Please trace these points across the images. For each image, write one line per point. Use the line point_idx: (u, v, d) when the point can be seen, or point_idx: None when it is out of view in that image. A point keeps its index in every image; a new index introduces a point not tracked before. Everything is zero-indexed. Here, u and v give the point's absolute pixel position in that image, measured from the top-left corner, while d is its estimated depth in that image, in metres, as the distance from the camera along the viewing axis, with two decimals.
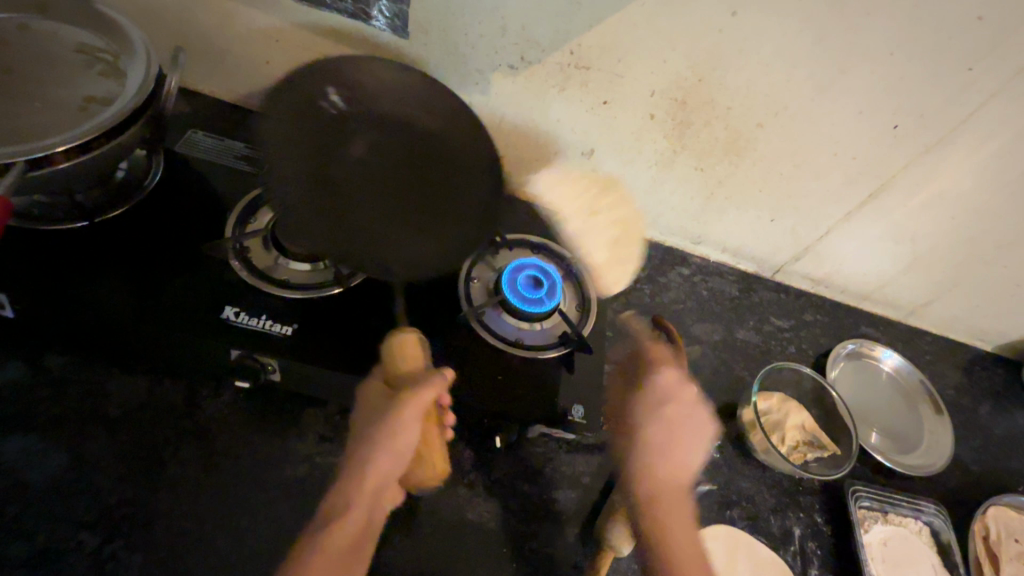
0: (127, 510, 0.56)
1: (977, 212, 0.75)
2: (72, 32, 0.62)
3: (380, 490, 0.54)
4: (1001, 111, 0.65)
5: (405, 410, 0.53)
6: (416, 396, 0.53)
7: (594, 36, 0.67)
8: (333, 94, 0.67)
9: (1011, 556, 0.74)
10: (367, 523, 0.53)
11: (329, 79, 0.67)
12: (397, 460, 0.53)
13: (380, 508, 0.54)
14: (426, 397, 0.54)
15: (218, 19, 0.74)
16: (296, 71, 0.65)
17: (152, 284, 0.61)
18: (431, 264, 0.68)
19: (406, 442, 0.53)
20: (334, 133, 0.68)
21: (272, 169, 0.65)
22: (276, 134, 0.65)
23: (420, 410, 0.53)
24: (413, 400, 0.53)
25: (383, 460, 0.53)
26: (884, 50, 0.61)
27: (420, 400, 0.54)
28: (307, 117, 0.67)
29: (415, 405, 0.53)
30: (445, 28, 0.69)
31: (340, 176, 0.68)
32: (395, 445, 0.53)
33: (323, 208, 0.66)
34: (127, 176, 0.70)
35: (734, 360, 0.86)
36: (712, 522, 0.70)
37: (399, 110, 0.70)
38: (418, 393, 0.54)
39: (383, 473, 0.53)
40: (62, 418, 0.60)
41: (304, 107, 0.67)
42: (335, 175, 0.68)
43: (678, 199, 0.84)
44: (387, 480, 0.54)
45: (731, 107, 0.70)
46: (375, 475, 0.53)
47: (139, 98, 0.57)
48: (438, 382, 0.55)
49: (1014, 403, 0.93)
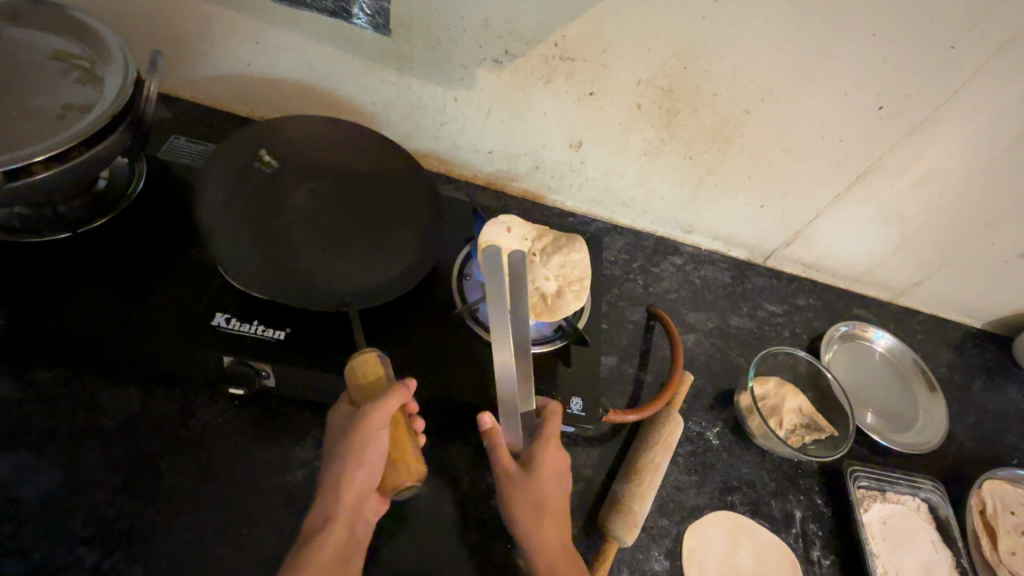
0: (125, 522, 0.55)
1: (964, 191, 0.76)
2: (45, 39, 0.61)
3: (358, 504, 0.53)
4: (984, 89, 0.65)
5: (370, 422, 0.52)
6: (380, 407, 0.52)
7: (577, 27, 0.66)
8: (265, 157, 0.69)
9: (1008, 528, 0.75)
10: (350, 538, 0.53)
11: (255, 148, 0.69)
12: (371, 472, 0.53)
13: (363, 521, 0.54)
14: (387, 408, 0.52)
15: (196, 22, 0.73)
16: (225, 146, 0.68)
17: (140, 293, 0.61)
18: (401, 281, 0.64)
19: (377, 453, 0.52)
20: (270, 187, 0.67)
21: (207, 226, 0.62)
22: (214, 194, 0.65)
23: (385, 421, 0.52)
24: (376, 414, 0.52)
25: (356, 475, 0.52)
26: (868, 31, 0.61)
27: (385, 411, 0.52)
28: (245, 178, 0.67)
29: (378, 417, 0.52)
30: (427, 25, 0.69)
31: (283, 223, 0.65)
32: (365, 458, 0.52)
33: (275, 250, 0.62)
34: (108, 186, 0.69)
35: (729, 347, 0.87)
36: (714, 508, 0.71)
37: (329, 167, 0.71)
38: (381, 403, 0.52)
39: (360, 486, 0.53)
40: (53, 433, 0.59)
41: (236, 173, 0.67)
42: (277, 222, 0.65)
43: (667, 188, 0.84)
44: (365, 494, 0.54)
45: (718, 94, 0.70)
46: (352, 490, 0.52)
47: (118, 103, 0.55)
48: (401, 389, 0.54)
49: (1006, 377, 0.95)
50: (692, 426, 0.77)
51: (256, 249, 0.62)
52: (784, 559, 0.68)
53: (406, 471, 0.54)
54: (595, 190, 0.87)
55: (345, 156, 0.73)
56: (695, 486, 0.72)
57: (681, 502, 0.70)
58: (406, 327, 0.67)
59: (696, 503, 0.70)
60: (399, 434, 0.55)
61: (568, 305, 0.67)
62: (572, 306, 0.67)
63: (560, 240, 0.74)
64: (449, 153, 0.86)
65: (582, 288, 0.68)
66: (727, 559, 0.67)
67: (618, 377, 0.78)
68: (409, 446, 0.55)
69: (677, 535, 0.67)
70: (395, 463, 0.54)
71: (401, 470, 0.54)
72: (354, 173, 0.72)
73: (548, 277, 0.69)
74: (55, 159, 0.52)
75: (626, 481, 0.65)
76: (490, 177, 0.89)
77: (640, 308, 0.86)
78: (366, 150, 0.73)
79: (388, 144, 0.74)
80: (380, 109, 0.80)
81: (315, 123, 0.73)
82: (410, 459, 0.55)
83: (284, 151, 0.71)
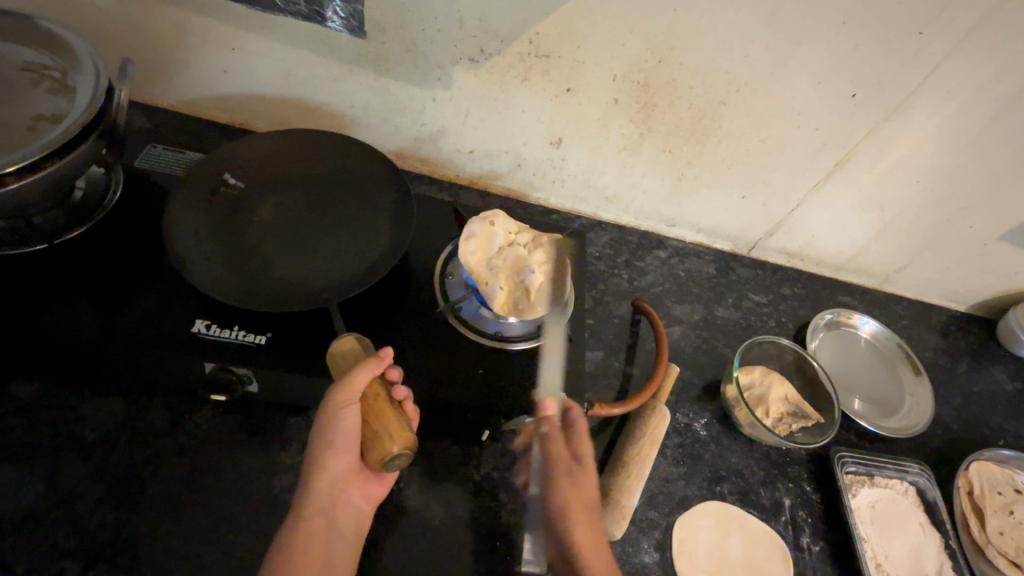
0: (110, 533, 0.55)
1: (940, 176, 0.76)
2: (17, 51, 0.61)
3: (336, 487, 0.54)
4: (954, 74, 0.65)
5: (335, 399, 0.51)
6: (344, 382, 0.51)
7: (551, 23, 0.66)
8: (228, 177, 0.68)
9: (996, 508, 0.75)
10: (335, 524, 0.54)
11: (222, 166, 0.69)
12: (343, 453, 0.53)
13: (346, 504, 0.55)
14: (353, 383, 0.51)
15: (169, 30, 0.72)
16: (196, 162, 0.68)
17: (120, 302, 0.60)
18: (376, 275, 0.63)
19: (347, 433, 0.52)
20: (239, 205, 0.67)
21: (177, 237, 0.61)
22: (185, 205, 0.65)
23: (353, 396, 0.51)
24: (341, 391, 0.51)
25: (327, 457, 0.53)
26: (837, 19, 0.62)
27: (349, 386, 0.51)
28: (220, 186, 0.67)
29: (344, 394, 0.51)
30: (402, 26, 0.69)
31: (254, 239, 0.64)
32: (335, 439, 0.52)
33: (248, 265, 0.62)
34: (85, 196, 0.68)
35: (716, 338, 0.87)
36: (703, 498, 0.71)
37: (298, 180, 0.71)
38: (344, 379, 0.52)
39: (334, 469, 0.54)
40: (35, 446, 0.58)
41: (204, 195, 0.66)
42: (249, 238, 0.64)
43: (649, 182, 0.85)
44: (343, 475, 0.55)
45: (694, 86, 0.70)
46: (325, 473, 0.54)
47: (89, 112, 0.55)
48: (371, 364, 0.53)
49: (991, 359, 0.95)
50: (680, 418, 0.77)
51: (229, 268, 0.61)
52: (773, 547, 0.68)
53: (391, 436, 0.50)
54: (577, 186, 0.88)
55: (323, 162, 0.73)
56: (684, 477, 0.72)
57: (670, 494, 0.70)
58: (388, 328, 0.67)
59: (685, 494, 0.71)
60: (377, 402, 0.52)
61: (552, 302, 0.68)
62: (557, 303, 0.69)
63: (541, 235, 0.74)
64: (430, 153, 0.86)
65: (564, 289, 0.71)
66: (717, 549, 0.67)
67: (605, 371, 0.78)
68: (391, 413, 0.52)
69: (667, 527, 0.68)
70: (377, 432, 0.50)
71: (386, 436, 0.50)
72: (332, 178, 0.72)
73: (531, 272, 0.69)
74: (26, 169, 0.52)
75: (612, 475, 0.66)
76: (472, 176, 0.89)
77: (626, 302, 0.86)
78: (343, 152, 0.74)
79: (363, 149, 0.74)
80: (359, 112, 0.80)
81: (294, 133, 0.74)
82: (393, 425, 0.51)
83: (260, 163, 0.71)
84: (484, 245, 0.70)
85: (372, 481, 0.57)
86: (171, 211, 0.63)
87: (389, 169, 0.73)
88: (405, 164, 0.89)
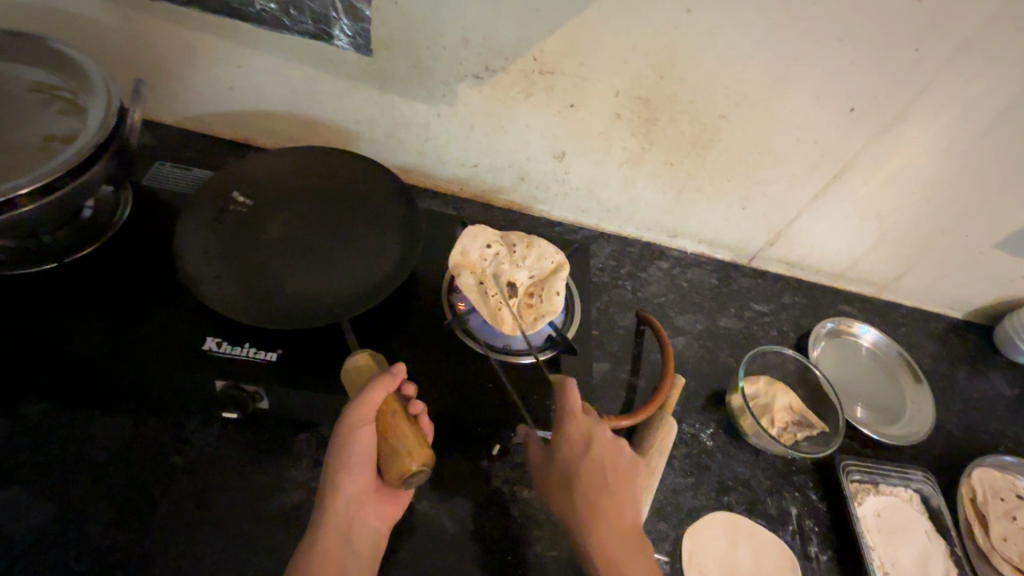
0: (121, 554, 0.55)
1: (933, 187, 0.78)
2: (27, 72, 0.61)
3: (352, 509, 0.54)
4: (948, 89, 0.67)
5: (351, 419, 0.52)
6: (360, 401, 0.52)
7: (554, 42, 0.67)
8: (238, 196, 0.69)
9: (998, 514, 0.76)
10: (349, 543, 0.54)
11: (231, 186, 0.70)
12: (360, 473, 0.54)
13: (362, 525, 0.55)
14: (369, 401, 0.52)
15: (176, 49, 0.73)
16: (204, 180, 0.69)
17: (130, 321, 0.61)
18: (384, 290, 0.64)
19: (362, 453, 0.53)
20: (249, 223, 0.67)
21: (184, 256, 0.62)
22: (196, 225, 0.65)
23: (369, 414, 0.52)
24: (357, 410, 0.52)
25: (343, 478, 0.53)
26: (834, 36, 0.63)
27: (365, 405, 0.52)
28: (224, 209, 0.67)
29: (359, 414, 0.52)
30: (407, 44, 0.69)
31: (264, 257, 0.64)
32: (351, 459, 0.53)
33: (258, 283, 0.62)
34: (95, 214, 0.68)
35: (718, 348, 0.88)
36: (710, 509, 0.71)
37: (305, 198, 0.72)
38: (360, 397, 0.52)
39: (351, 488, 0.54)
40: (43, 467, 0.58)
41: (212, 216, 0.66)
42: (257, 256, 0.64)
43: (651, 194, 0.86)
44: (359, 495, 0.55)
45: (694, 101, 0.72)
46: (341, 494, 0.54)
47: (101, 133, 0.56)
48: (387, 380, 0.53)
49: (989, 365, 0.97)
50: (686, 428, 0.77)
51: (239, 286, 0.61)
52: (783, 557, 0.69)
53: (410, 453, 0.50)
54: (580, 199, 0.89)
55: (331, 179, 0.74)
56: (692, 488, 0.72)
57: (678, 505, 0.70)
58: (396, 341, 0.67)
59: (693, 505, 0.71)
60: (394, 419, 0.52)
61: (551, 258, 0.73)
62: (564, 261, 0.72)
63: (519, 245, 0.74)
64: (435, 168, 0.87)
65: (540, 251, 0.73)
66: (726, 560, 0.67)
67: (611, 383, 0.79)
68: (409, 429, 0.52)
69: (676, 538, 0.68)
70: (396, 448, 0.50)
71: (405, 453, 0.50)
72: (340, 194, 0.73)
73: (524, 266, 0.72)
74: (40, 191, 0.52)
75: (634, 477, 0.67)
76: (476, 190, 0.90)
77: (629, 313, 0.87)
78: (350, 168, 0.75)
79: (370, 165, 0.75)
80: (365, 128, 0.81)
81: (301, 151, 0.75)
82: (411, 441, 0.51)
83: (266, 181, 0.72)
84: (469, 262, 0.70)
85: (387, 501, 0.57)
86: (181, 233, 0.63)
87: (395, 184, 0.74)
88: (409, 179, 0.90)
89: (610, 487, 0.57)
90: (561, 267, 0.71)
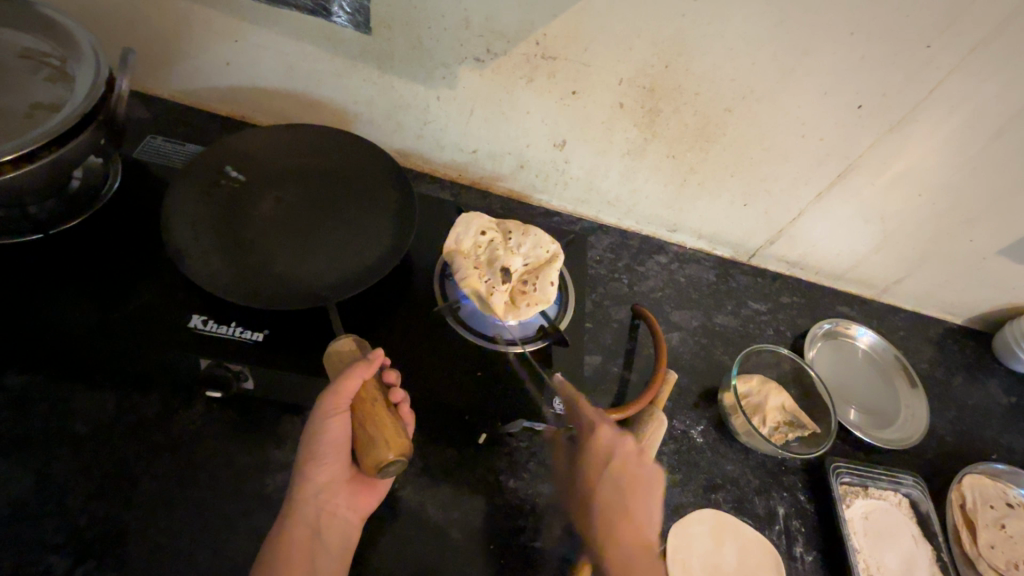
0: (100, 529, 0.54)
1: (940, 190, 0.76)
2: (15, 37, 0.60)
3: (322, 498, 0.54)
4: (960, 88, 0.65)
5: (325, 406, 0.51)
6: (335, 387, 0.51)
7: (558, 25, 0.65)
8: (230, 171, 0.68)
9: (986, 521, 0.76)
10: (319, 531, 0.54)
11: (222, 161, 0.68)
12: (332, 460, 0.54)
13: (332, 515, 0.55)
14: (344, 387, 0.51)
15: (172, 21, 0.72)
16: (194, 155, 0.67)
17: (116, 295, 0.60)
18: (376, 274, 0.63)
19: (338, 439, 0.53)
20: (240, 199, 0.66)
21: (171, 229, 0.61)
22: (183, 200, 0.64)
23: (344, 401, 0.51)
24: (331, 397, 0.51)
25: (315, 465, 0.54)
26: (845, 30, 0.61)
27: (340, 392, 0.51)
28: (215, 184, 0.66)
29: (335, 401, 0.51)
30: (407, 22, 0.68)
31: (254, 234, 0.63)
32: (327, 445, 0.53)
33: (246, 261, 0.61)
34: (82, 186, 0.67)
35: (713, 345, 0.87)
36: (697, 506, 0.71)
37: (300, 177, 0.70)
38: (335, 384, 0.51)
39: (324, 475, 0.54)
40: (23, 439, 0.57)
41: (203, 189, 0.65)
42: (247, 233, 0.63)
43: (652, 187, 0.85)
44: (330, 484, 0.55)
45: (699, 93, 0.70)
46: (312, 484, 0.54)
47: (86, 102, 0.54)
48: (366, 365, 0.53)
49: (985, 373, 0.96)
50: (677, 424, 0.77)
51: (227, 262, 0.60)
52: (768, 557, 0.68)
53: (386, 442, 0.49)
54: (580, 189, 0.87)
55: (326, 159, 0.72)
56: (680, 485, 0.72)
57: (665, 500, 0.70)
58: (386, 324, 0.66)
59: (680, 501, 0.71)
60: (371, 406, 0.51)
61: (547, 244, 0.70)
62: (558, 252, 0.70)
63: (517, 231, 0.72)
64: (433, 153, 0.85)
65: (538, 239, 0.70)
66: (712, 557, 0.67)
67: (603, 376, 0.78)
68: (387, 418, 0.51)
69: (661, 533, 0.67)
70: (373, 437, 0.50)
71: (381, 442, 0.49)
72: (335, 174, 0.71)
73: (519, 253, 0.70)
74: (24, 158, 0.51)
75: None
76: (475, 176, 0.89)
77: (625, 306, 0.86)
78: (346, 149, 0.73)
79: (366, 146, 0.74)
80: (362, 108, 0.79)
81: (296, 129, 0.73)
82: (388, 432, 0.50)
83: (258, 159, 0.70)
84: (464, 249, 0.69)
85: (361, 492, 0.57)
86: (171, 205, 0.62)
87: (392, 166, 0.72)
88: (407, 162, 0.88)
89: (646, 502, 0.59)
90: (556, 257, 0.70)
